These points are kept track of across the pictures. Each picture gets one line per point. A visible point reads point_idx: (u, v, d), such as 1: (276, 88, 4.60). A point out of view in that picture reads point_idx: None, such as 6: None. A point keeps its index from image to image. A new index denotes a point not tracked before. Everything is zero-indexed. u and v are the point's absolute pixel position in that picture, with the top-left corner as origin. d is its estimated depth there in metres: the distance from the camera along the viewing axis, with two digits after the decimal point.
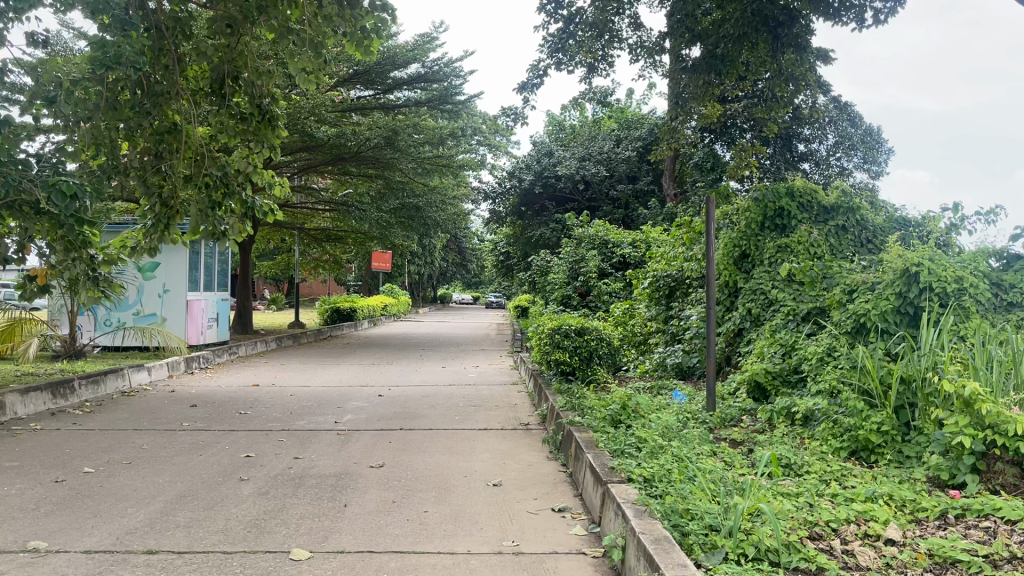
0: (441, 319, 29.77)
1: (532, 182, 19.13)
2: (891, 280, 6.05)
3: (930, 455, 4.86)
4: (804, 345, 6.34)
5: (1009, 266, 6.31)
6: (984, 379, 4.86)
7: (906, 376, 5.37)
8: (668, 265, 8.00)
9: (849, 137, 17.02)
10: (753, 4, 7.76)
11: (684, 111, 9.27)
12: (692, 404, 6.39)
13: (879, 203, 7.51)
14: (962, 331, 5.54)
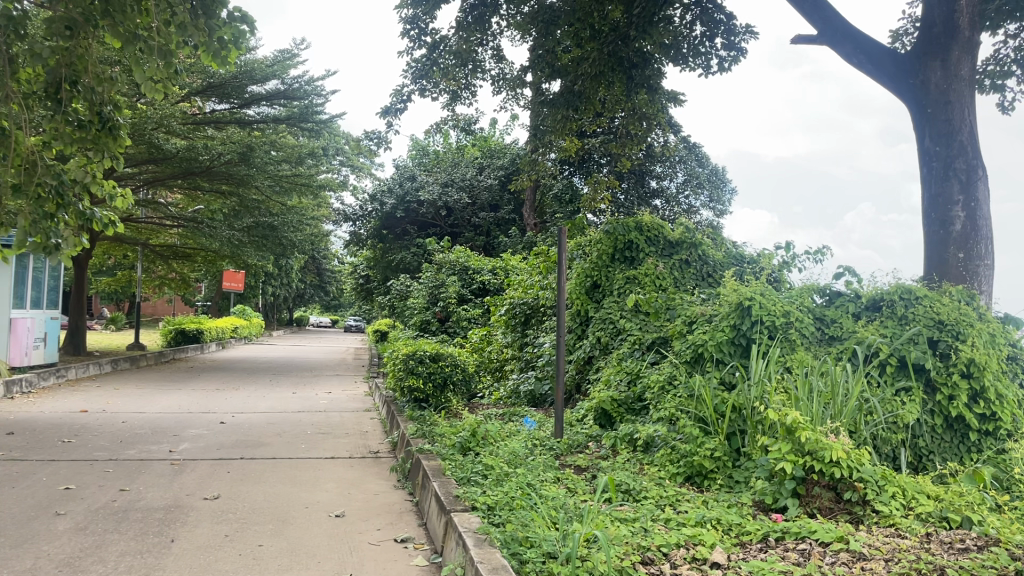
0: (295, 343, 28.92)
1: (394, 207, 18.97)
2: (726, 313, 6.42)
3: (757, 480, 5.15)
4: (647, 374, 6.60)
5: (832, 302, 6.84)
6: (805, 409, 5.21)
7: (737, 405, 5.71)
8: (525, 292, 8.13)
9: (696, 176, 17.88)
10: (607, 46, 8.24)
11: (542, 144, 9.49)
12: (541, 430, 6.49)
13: (721, 239, 7.92)
14: (788, 362, 5.94)
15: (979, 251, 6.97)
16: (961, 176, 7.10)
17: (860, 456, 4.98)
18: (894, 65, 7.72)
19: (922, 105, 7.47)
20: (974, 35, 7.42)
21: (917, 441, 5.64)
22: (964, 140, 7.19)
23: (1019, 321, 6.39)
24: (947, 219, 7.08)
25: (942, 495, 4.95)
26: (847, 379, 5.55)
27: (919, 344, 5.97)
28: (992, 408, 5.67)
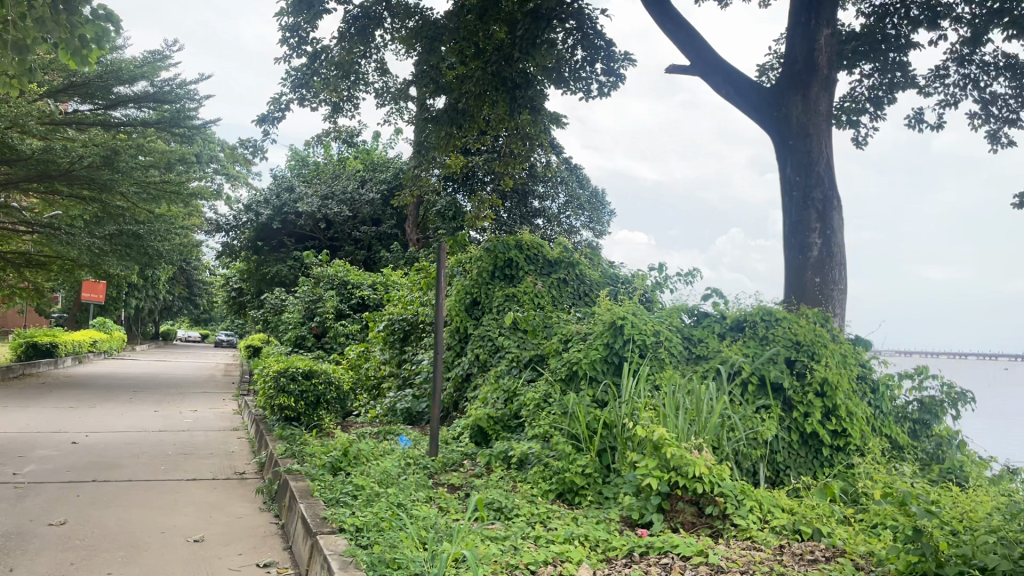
0: (159, 358, 27.52)
1: (270, 217, 18.57)
2: (600, 331, 6.57)
3: (625, 496, 5.27)
4: (523, 392, 6.65)
5: (699, 322, 7.12)
6: (672, 426, 5.38)
7: (609, 422, 5.84)
8: (404, 308, 8.04)
9: (577, 198, 18.25)
10: (491, 65, 8.31)
11: (426, 160, 9.45)
12: (416, 448, 6.41)
13: (598, 259, 8.11)
14: (657, 380, 6.12)
15: (833, 276, 7.40)
16: (818, 206, 7.54)
17: (722, 471, 5.18)
18: (760, 99, 8.17)
19: (784, 138, 7.89)
20: (831, 73, 7.92)
21: (775, 456, 5.92)
22: (820, 172, 7.65)
23: (867, 342, 6.83)
24: (805, 245, 7.48)
25: (796, 508, 5.21)
26: (711, 397, 5.78)
27: (778, 363, 6.30)
28: (843, 425, 6.03)
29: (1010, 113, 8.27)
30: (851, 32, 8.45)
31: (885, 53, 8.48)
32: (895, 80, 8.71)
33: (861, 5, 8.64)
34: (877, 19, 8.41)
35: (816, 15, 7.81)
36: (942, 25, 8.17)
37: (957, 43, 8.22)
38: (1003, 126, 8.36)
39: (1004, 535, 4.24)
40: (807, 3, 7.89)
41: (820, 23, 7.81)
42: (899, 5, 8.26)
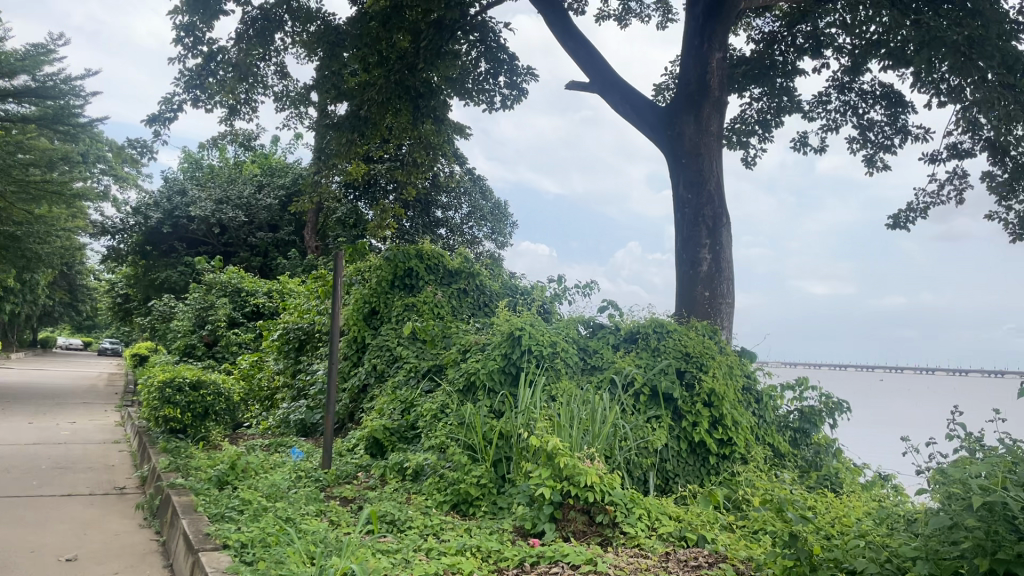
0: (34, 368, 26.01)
1: (160, 221, 17.96)
2: (499, 341, 6.61)
3: (518, 506, 5.30)
4: (420, 402, 6.62)
5: (595, 333, 7.27)
6: (566, 437, 5.46)
7: (504, 432, 5.87)
8: (300, 317, 7.88)
9: (480, 208, 18.32)
10: (393, 74, 8.39)
11: (326, 166, 9.31)
12: (308, 460, 6.28)
13: (499, 271, 8.16)
14: (552, 391, 6.20)
15: (721, 291, 7.68)
16: (709, 222, 7.82)
17: (613, 480, 5.29)
18: (656, 117, 8.41)
19: (678, 156, 8.15)
20: (722, 95, 8.23)
21: (665, 464, 6.08)
22: (711, 190, 7.94)
23: (752, 354, 7.13)
24: (696, 260, 7.74)
25: (683, 515, 5.37)
26: (605, 407, 5.90)
27: (669, 374, 6.49)
28: (728, 434, 6.27)
29: (885, 139, 8.79)
30: (742, 57, 8.82)
31: (773, 78, 8.88)
32: (782, 104, 9.13)
33: (752, 31, 9.04)
34: (766, 46, 8.81)
35: (709, 39, 8.12)
36: (825, 53, 8.64)
37: (839, 71, 8.70)
38: (879, 151, 8.88)
39: (872, 539, 4.50)
40: (701, 27, 8.20)
41: (713, 46, 8.11)
42: (786, 33, 8.69)
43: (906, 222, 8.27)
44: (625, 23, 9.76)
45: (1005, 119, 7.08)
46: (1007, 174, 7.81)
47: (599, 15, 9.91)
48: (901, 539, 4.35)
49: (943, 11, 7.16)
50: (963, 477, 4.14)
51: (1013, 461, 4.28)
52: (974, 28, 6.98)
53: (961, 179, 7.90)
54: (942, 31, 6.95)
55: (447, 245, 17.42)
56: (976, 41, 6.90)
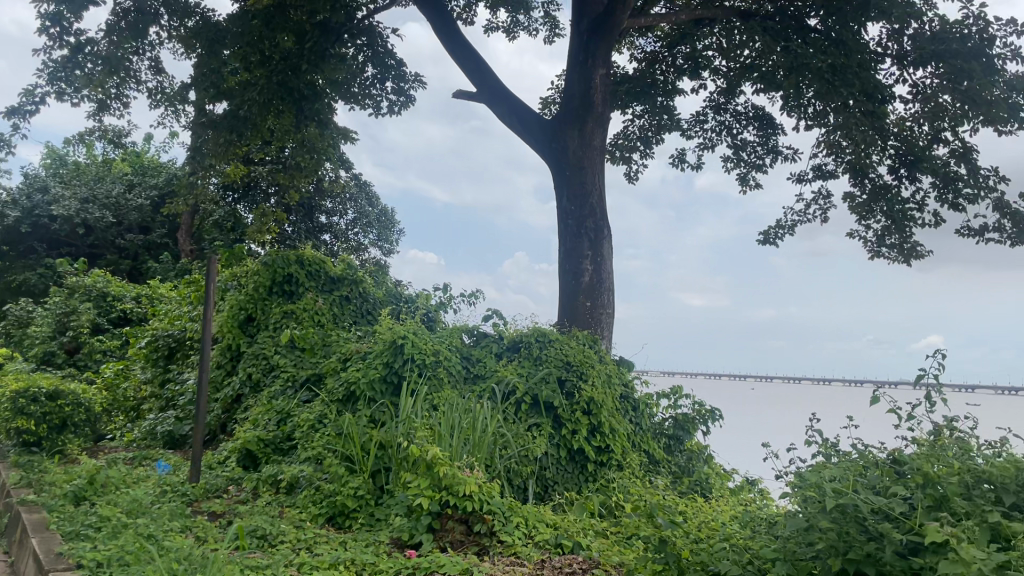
0: None
1: (18, 219, 16.86)
2: (380, 350, 6.51)
3: (395, 517, 5.23)
4: (297, 412, 6.44)
5: (478, 342, 7.28)
6: (446, 446, 5.43)
7: (383, 442, 5.79)
8: (170, 324, 7.55)
9: (366, 215, 18.06)
10: (276, 74, 8.26)
11: (202, 168, 8.97)
12: (175, 474, 6.01)
13: (383, 278, 8.06)
14: (434, 400, 6.15)
15: (602, 301, 7.85)
16: (591, 234, 7.98)
17: (491, 489, 5.30)
18: (542, 129, 8.53)
19: (561, 168, 8.29)
20: (605, 111, 8.45)
21: (544, 472, 6.14)
22: (593, 203, 8.11)
23: (630, 364, 7.32)
24: (578, 271, 7.88)
25: (559, 522, 5.44)
26: (485, 416, 5.91)
27: (550, 383, 6.57)
28: (606, 441, 6.41)
29: (757, 159, 9.22)
30: (625, 74, 9.07)
31: (654, 96, 9.18)
32: (663, 121, 9.45)
33: (635, 50, 9.31)
34: (648, 65, 9.10)
35: (593, 55, 8.30)
36: (703, 75, 9.00)
37: (715, 92, 9.07)
38: (751, 170, 9.31)
39: (735, 542, 4.68)
40: (585, 43, 8.38)
41: (597, 62, 8.30)
42: (666, 54, 8.99)
43: (776, 238, 8.69)
44: (513, 35, 9.86)
45: (862, 143, 7.54)
46: (865, 195, 8.33)
47: (487, 26, 9.98)
48: (762, 541, 4.55)
49: (810, 41, 7.60)
50: (819, 481, 4.37)
51: (865, 465, 4.57)
52: (837, 57, 7.40)
53: (824, 199, 8.37)
54: (809, 58, 7.38)
55: (329, 250, 17.19)
56: (838, 69, 7.36)
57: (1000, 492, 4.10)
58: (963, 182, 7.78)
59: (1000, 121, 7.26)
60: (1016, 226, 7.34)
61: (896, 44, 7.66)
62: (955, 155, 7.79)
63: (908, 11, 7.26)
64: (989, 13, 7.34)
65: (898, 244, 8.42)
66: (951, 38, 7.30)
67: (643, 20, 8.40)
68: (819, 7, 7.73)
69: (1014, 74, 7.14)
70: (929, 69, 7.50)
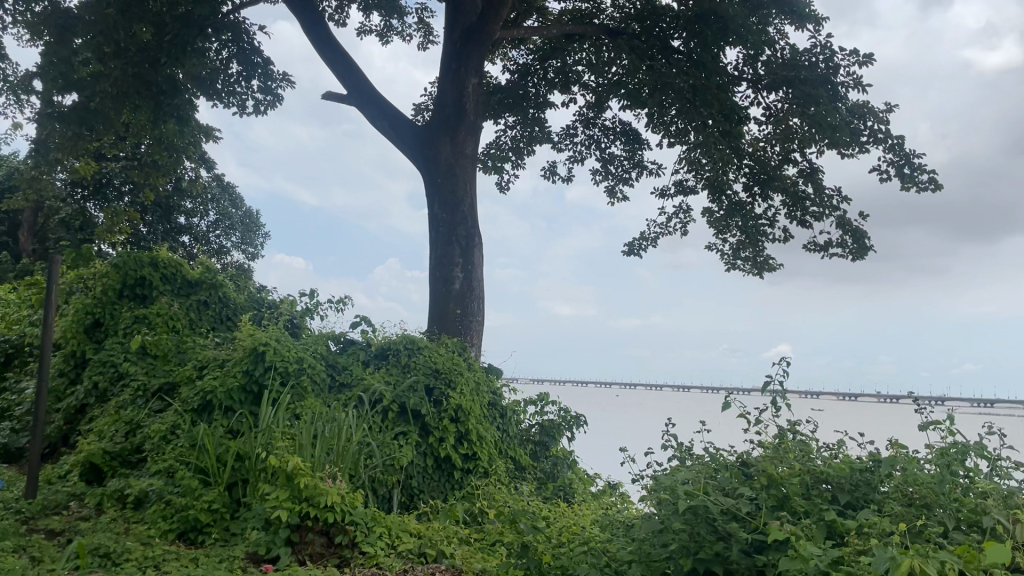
0: None
1: None
2: (239, 358, 6.26)
3: (252, 531, 5.04)
4: (148, 423, 6.10)
5: (345, 349, 7.14)
6: (307, 456, 5.28)
7: (240, 453, 5.57)
8: (7, 329, 7.03)
9: (228, 216, 17.55)
10: (131, 66, 7.93)
11: (47, 162, 8.38)
12: (8, 490, 5.56)
13: (245, 283, 7.78)
14: (297, 409, 5.98)
15: (471, 309, 7.86)
16: (461, 242, 8.00)
17: (354, 499, 5.21)
18: (414, 136, 8.49)
19: (433, 175, 8.27)
20: (476, 120, 8.50)
21: (410, 481, 6.09)
22: (465, 211, 8.14)
23: (498, 371, 7.37)
24: (448, 278, 7.87)
25: (422, 531, 5.40)
26: (351, 424, 5.78)
27: (418, 391, 6.50)
28: (472, 448, 6.43)
29: (624, 172, 9.52)
30: (498, 85, 9.13)
31: (526, 108, 9.30)
32: (534, 133, 9.60)
33: (508, 62, 9.44)
34: (520, 76, 9.22)
35: (466, 64, 8.36)
36: (573, 89, 9.21)
37: (584, 107, 9.30)
38: (618, 183, 9.61)
39: (595, 545, 4.80)
40: (458, 52, 8.41)
41: (470, 71, 8.36)
42: (538, 67, 9.08)
43: (640, 249, 8.99)
44: (386, 40, 9.78)
45: (720, 161, 7.92)
46: (723, 211, 8.75)
47: (359, 29, 9.85)
48: (619, 544, 4.68)
49: (673, 62, 7.95)
50: (673, 485, 4.55)
51: (715, 467, 4.79)
52: (698, 78, 7.77)
53: (685, 213, 8.74)
54: (672, 78, 7.72)
55: (189, 253, 16.48)
56: (698, 90, 7.73)
57: (836, 491, 4.39)
58: (809, 201, 8.31)
59: (844, 144, 7.78)
60: (856, 243, 7.90)
61: (752, 69, 8.06)
62: (803, 175, 8.30)
63: (763, 39, 7.70)
64: (833, 44, 7.88)
65: (752, 257, 8.90)
66: (801, 65, 7.79)
67: (516, 32, 8.52)
68: (682, 28, 8.04)
69: (856, 101, 7.71)
70: (780, 94, 7.94)
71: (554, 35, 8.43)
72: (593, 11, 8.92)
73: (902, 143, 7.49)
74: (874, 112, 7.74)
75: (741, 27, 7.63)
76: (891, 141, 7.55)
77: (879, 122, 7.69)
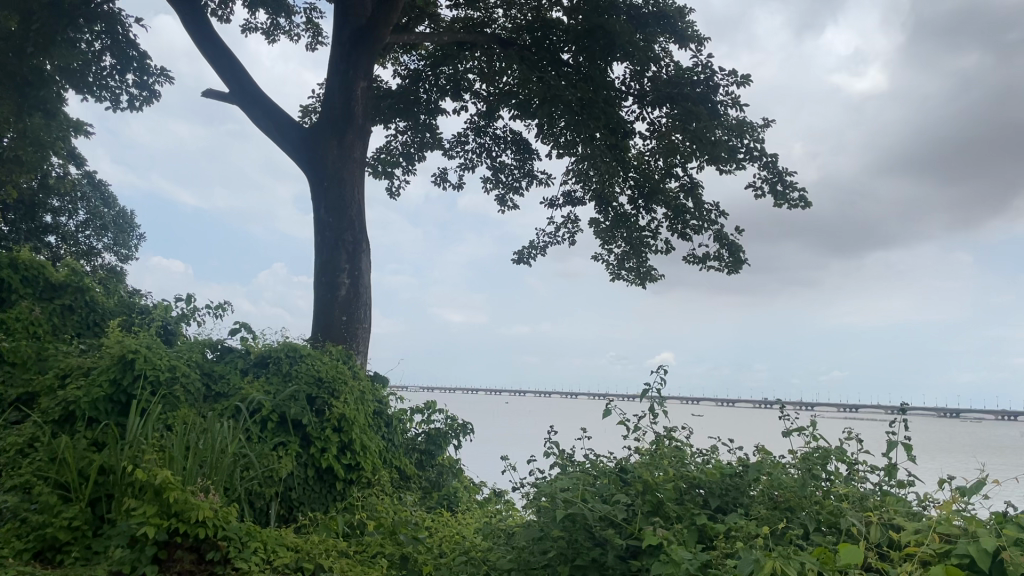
0: None
1: None
2: (106, 365, 5.93)
3: (115, 549, 4.76)
4: (3, 435, 5.68)
5: (222, 357, 6.88)
6: (178, 469, 5.03)
7: (105, 467, 5.27)
8: None
9: (99, 216, 16.71)
10: None
11: None
12: None
13: (116, 287, 7.39)
14: (169, 420, 5.72)
15: (358, 315, 7.73)
16: (348, 247, 7.86)
17: (228, 513, 5.00)
18: (300, 138, 8.30)
19: (319, 179, 8.10)
20: (365, 124, 8.37)
21: (288, 492, 5.93)
22: (352, 216, 7.99)
23: (384, 379, 7.26)
24: (333, 284, 7.71)
25: (300, 545, 5.24)
26: (226, 435, 5.55)
27: (299, 400, 6.31)
28: (355, 459, 6.31)
29: (514, 181, 9.60)
30: (388, 90, 9.02)
31: (417, 114, 9.23)
32: (425, 139, 9.55)
33: (399, 67, 9.36)
34: (411, 82, 9.15)
35: (355, 68, 8.24)
36: (464, 97, 9.21)
37: (476, 115, 9.32)
38: (509, 192, 9.67)
39: (474, 555, 4.79)
40: (347, 54, 8.28)
41: (359, 74, 8.25)
42: (430, 73, 9.06)
43: (529, 258, 9.07)
44: (273, 38, 9.52)
45: (606, 174, 8.10)
46: (609, 222, 8.93)
47: (245, 27, 9.56)
48: (499, 552, 4.70)
49: (561, 73, 8.08)
50: (553, 492, 4.59)
51: (594, 474, 4.88)
52: (585, 91, 7.92)
53: (573, 223, 8.88)
54: (562, 92, 7.81)
55: (56, 254, 15.56)
56: (586, 103, 7.86)
57: (708, 496, 4.54)
58: (690, 214, 8.60)
59: (722, 161, 8.11)
60: (732, 256, 8.23)
61: (638, 84, 8.25)
62: (685, 189, 8.58)
63: (649, 55, 7.96)
64: (714, 64, 8.19)
65: (636, 267, 9.13)
66: (684, 83, 8.06)
67: (406, 37, 8.46)
68: (572, 42, 8.21)
69: (734, 119, 8.04)
70: (665, 109, 8.18)
71: (445, 42, 8.42)
72: (485, 20, 8.93)
73: (776, 161, 7.86)
74: (750, 130, 8.09)
75: (627, 44, 7.86)
76: (765, 158, 7.91)
77: (755, 139, 8.04)
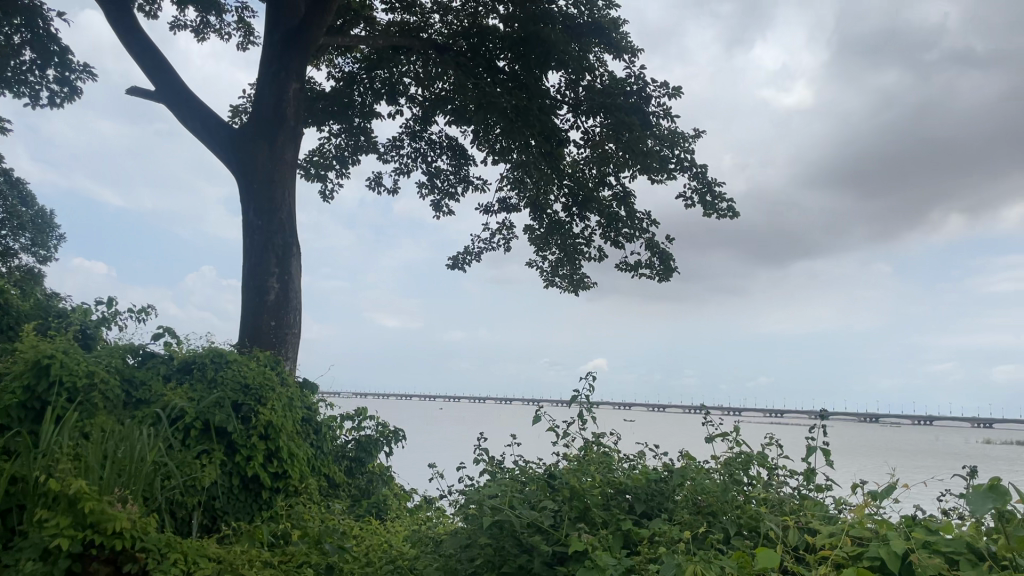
0: None
1: None
2: (19, 371, 5.70)
3: (26, 562, 4.55)
4: None
5: (144, 363, 6.68)
6: (94, 478, 4.85)
7: (17, 477, 5.05)
8: None
9: (16, 216, 16.05)
10: None
11: None
12: None
13: (32, 290, 7.11)
14: (86, 427, 5.52)
15: (287, 320, 7.60)
16: (278, 251, 7.73)
17: (146, 524, 4.84)
18: (230, 139, 8.13)
19: (249, 181, 7.94)
20: (296, 126, 8.25)
21: (211, 502, 5.82)
22: (282, 219, 7.87)
23: (313, 386, 7.15)
24: (262, 288, 7.56)
25: (223, 556, 5.11)
26: (147, 443, 5.38)
27: (224, 407, 6.16)
28: (282, 467, 6.20)
29: (449, 187, 9.58)
30: (321, 92, 8.90)
31: (351, 116, 9.14)
32: (359, 142, 9.45)
33: (333, 68, 9.26)
34: (345, 84, 9.05)
35: (287, 69, 8.11)
36: (399, 101, 9.15)
37: (411, 119, 9.27)
38: (444, 197, 9.65)
39: (401, 565, 4.76)
40: (278, 54, 8.16)
41: (290, 76, 8.15)
42: (364, 76, 8.98)
43: (463, 264, 9.06)
44: (202, 37, 9.31)
45: (541, 181, 8.15)
46: (543, 229, 8.98)
47: (173, 24, 9.32)
48: (426, 560, 4.68)
49: (497, 80, 8.11)
50: (481, 499, 4.59)
51: (523, 481, 4.90)
52: (520, 98, 7.95)
53: (507, 230, 8.90)
54: (497, 98, 7.80)
55: None
56: (520, 110, 7.90)
57: (634, 501, 4.60)
58: (623, 223, 8.71)
59: (654, 170, 8.25)
60: (663, 264, 8.37)
61: (573, 93, 8.31)
62: (618, 198, 8.70)
63: (583, 65, 8.05)
64: (647, 75, 8.32)
65: (569, 274, 9.21)
66: (618, 93, 8.16)
67: (341, 40, 8.37)
68: (508, 49, 8.23)
69: (666, 130, 8.19)
70: (599, 119, 8.26)
71: (380, 46, 8.36)
72: (421, 24, 8.89)
73: (706, 172, 8.03)
74: (681, 141, 8.25)
75: (563, 53, 7.93)
76: (695, 169, 8.08)
77: (686, 150, 8.20)
